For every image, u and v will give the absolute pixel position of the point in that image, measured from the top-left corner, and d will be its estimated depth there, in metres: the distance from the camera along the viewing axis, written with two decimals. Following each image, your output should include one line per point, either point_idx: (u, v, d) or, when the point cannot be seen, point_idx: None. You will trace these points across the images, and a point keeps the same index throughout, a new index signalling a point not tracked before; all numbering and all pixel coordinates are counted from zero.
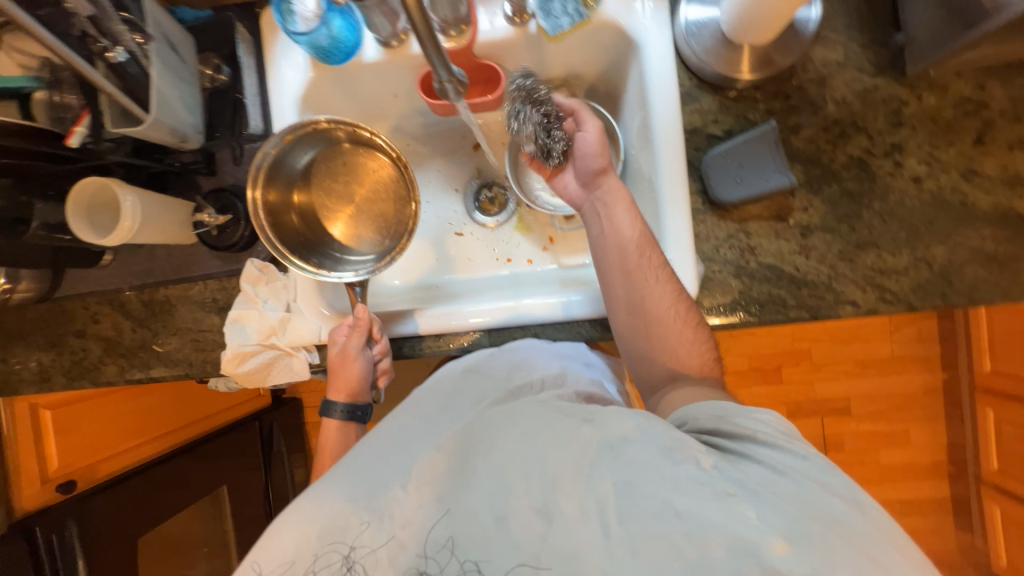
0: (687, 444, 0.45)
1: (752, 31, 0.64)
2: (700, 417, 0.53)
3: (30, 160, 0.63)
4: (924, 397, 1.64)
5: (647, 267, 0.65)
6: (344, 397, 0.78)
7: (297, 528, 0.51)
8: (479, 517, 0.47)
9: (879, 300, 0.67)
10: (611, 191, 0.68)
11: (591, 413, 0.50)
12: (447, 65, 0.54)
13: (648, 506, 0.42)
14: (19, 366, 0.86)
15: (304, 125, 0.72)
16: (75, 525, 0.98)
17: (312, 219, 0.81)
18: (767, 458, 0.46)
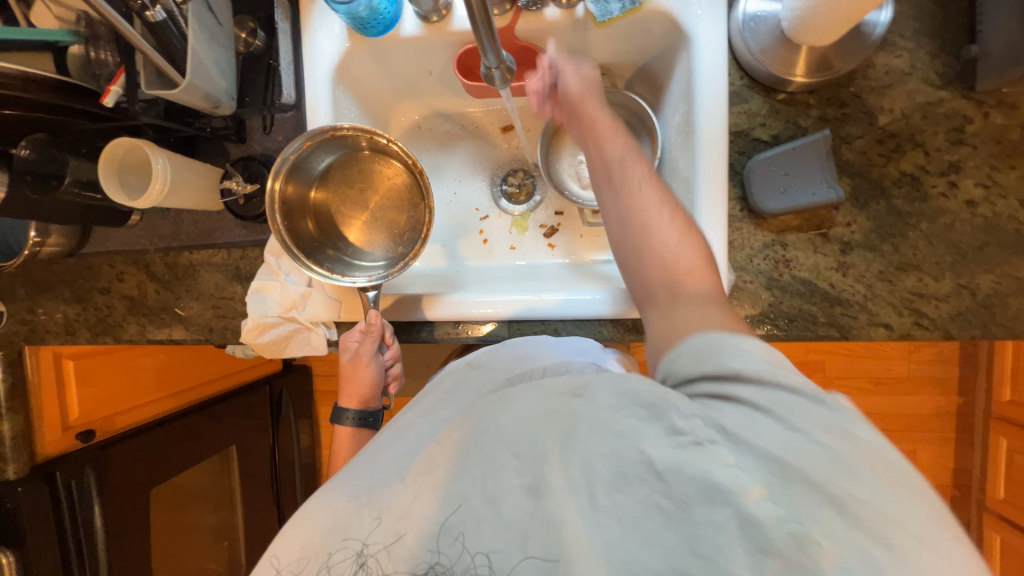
0: (659, 393, 0.40)
1: (816, 32, 0.60)
2: (685, 352, 0.44)
3: (63, 115, 0.63)
4: (935, 420, 1.61)
5: (665, 216, 0.58)
6: (355, 404, 0.81)
7: (305, 524, 0.49)
8: (471, 499, 0.43)
9: (914, 324, 0.65)
10: (628, 165, 0.62)
11: (580, 386, 0.45)
12: (497, 50, 0.51)
13: (631, 472, 0.39)
14: (46, 318, 0.88)
15: (323, 132, 0.71)
16: (92, 472, 1.02)
17: (328, 223, 0.79)
18: (749, 396, 0.39)
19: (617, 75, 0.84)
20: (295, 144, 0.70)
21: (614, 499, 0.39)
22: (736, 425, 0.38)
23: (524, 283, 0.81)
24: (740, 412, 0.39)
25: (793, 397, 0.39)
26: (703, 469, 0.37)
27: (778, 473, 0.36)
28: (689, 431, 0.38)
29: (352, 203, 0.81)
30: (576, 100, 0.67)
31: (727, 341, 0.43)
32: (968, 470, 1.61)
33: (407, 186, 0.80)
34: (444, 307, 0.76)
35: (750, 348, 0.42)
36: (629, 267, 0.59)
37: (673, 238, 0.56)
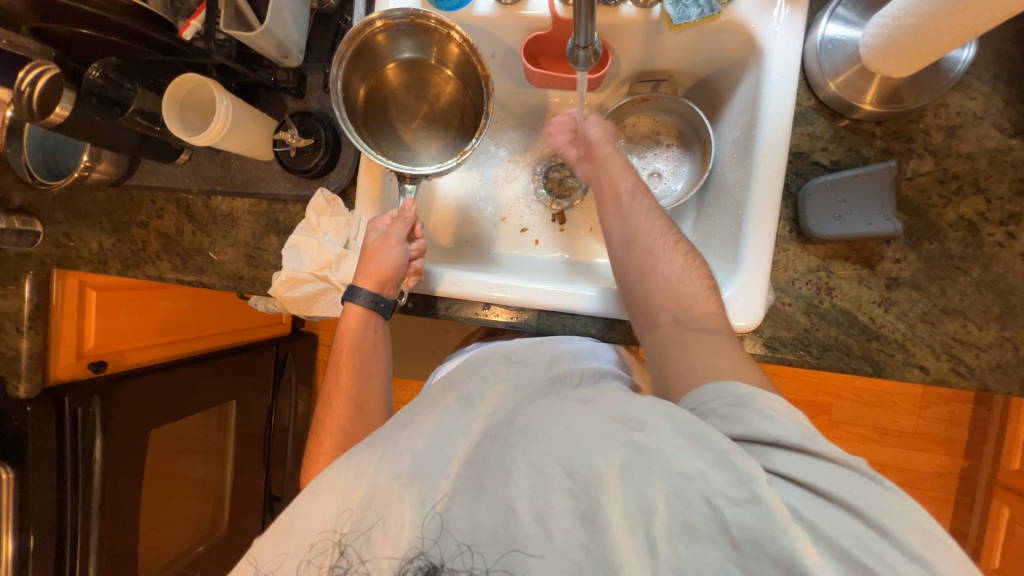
0: (726, 450, 0.41)
1: (893, 63, 0.59)
2: (713, 401, 0.49)
3: (133, 42, 0.64)
4: (937, 479, 1.58)
5: (672, 248, 0.66)
6: (372, 283, 0.73)
7: (337, 495, 0.52)
8: (519, 513, 0.45)
9: (951, 370, 0.64)
10: (636, 204, 0.71)
11: (639, 420, 0.46)
12: (591, 31, 0.51)
13: (702, 528, 0.40)
14: (79, 244, 0.89)
15: (405, 16, 0.69)
16: (99, 403, 1.02)
17: (381, 107, 0.78)
18: (803, 472, 0.41)
19: (678, 84, 0.84)
20: (390, 14, 0.68)
21: (676, 549, 0.40)
22: (804, 509, 0.40)
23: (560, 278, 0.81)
24: (801, 492, 0.40)
25: (846, 473, 0.41)
26: (788, 544, 0.37)
27: (859, 574, 0.37)
28: (771, 504, 0.38)
29: (405, 104, 0.79)
30: (597, 149, 0.77)
31: (754, 395, 0.48)
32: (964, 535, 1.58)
33: (469, 102, 0.78)
34: (461, 284, 0.76)
35: (778, 410, 0.46)
36: (633, 286, 0.67)
37: (677, 265, 0.65)
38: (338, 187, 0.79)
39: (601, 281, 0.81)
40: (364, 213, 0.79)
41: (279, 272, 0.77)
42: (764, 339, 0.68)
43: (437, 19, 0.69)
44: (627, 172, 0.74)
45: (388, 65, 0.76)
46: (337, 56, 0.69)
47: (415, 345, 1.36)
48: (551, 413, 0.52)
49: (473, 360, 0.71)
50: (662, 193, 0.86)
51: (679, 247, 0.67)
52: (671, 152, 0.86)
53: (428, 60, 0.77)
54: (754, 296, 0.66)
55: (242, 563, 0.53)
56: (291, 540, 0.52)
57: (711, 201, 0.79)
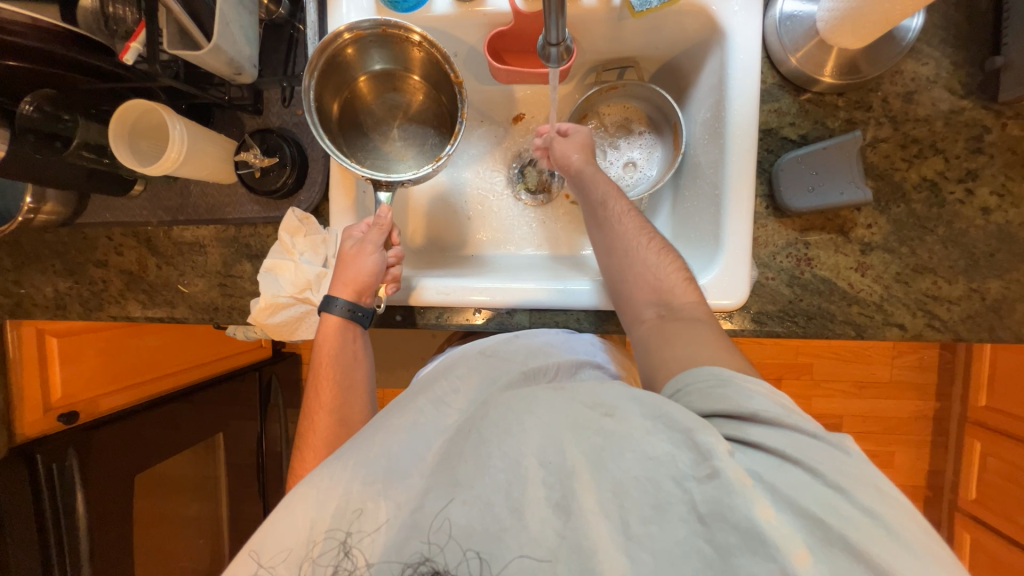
0: (690, 427, 0.43)
1: (848, 35, 0.61)
2: (698, 381, 0.51)
3: (68, 71, 0.59)
4: (914, 423, 1.67)
5: (649, 250, 0.67)
6: (349, 292, 0.70)
7: (310, 507, 0.50)
8: (494, 506, 0.44)
9: (927, 325, 0.67)
10: (613, 210, 0.71)
11: (609, 406, 0.47)
12: (562, 27, 0.50)
13: (672, 508, 0.41)
14: (32, 290, 0.83)
15: (374, 26, 0.66)
16: (75, 455, 0.96)
17: (354, 119, 0.76)
18: (773, 440, 0.43)
19: (644, 69, 0.84)
20: (358, 25, 0.65)
21: (649, 530, 0.41)
22: (768, 472, 0.41)
23: (542, 273, 0.81)
24: (768, 458, 0.43)
25: (813, 442, 0.44)
26: (746, 511, 0.39)
27: (815, 528, 0.39)
28: (730, 476, 0.40)
29: (379, 114, 0.78)
30: (569, 161, 0.76)
31: (738, 378, 0.49)
32: (941, 472, 1.68)
33: (443, 110, 0.77)
34: (444, 291, 0.74)
35: (759, 391, 0.48)
36: (617, 289, 0.68)
37: (654, 263, 0.66)
38: (310, 205, 0.76)
39: (584, 272, 0.81)
40: (340, 227, 0.76)
41: (257, 299, 0.74)
42: (751, 314, 0.70)
43: (407, 28, 0.67)
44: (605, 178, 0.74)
45: (359, 74, 0.74)
46: (307, 69, 0.65)
47: (405, 354, 1.33)
48: (520, 399, 0.51)
49: (448, 361, 0.70)
50: (639, 180, 0.87)
51: (657, 247, 0.67)
52: (643, 138, 0.87)
53: (400, 68, 0.75)
54: (739, 273, 0.68)
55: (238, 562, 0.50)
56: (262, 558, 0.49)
57: (686, 183, 0.80)
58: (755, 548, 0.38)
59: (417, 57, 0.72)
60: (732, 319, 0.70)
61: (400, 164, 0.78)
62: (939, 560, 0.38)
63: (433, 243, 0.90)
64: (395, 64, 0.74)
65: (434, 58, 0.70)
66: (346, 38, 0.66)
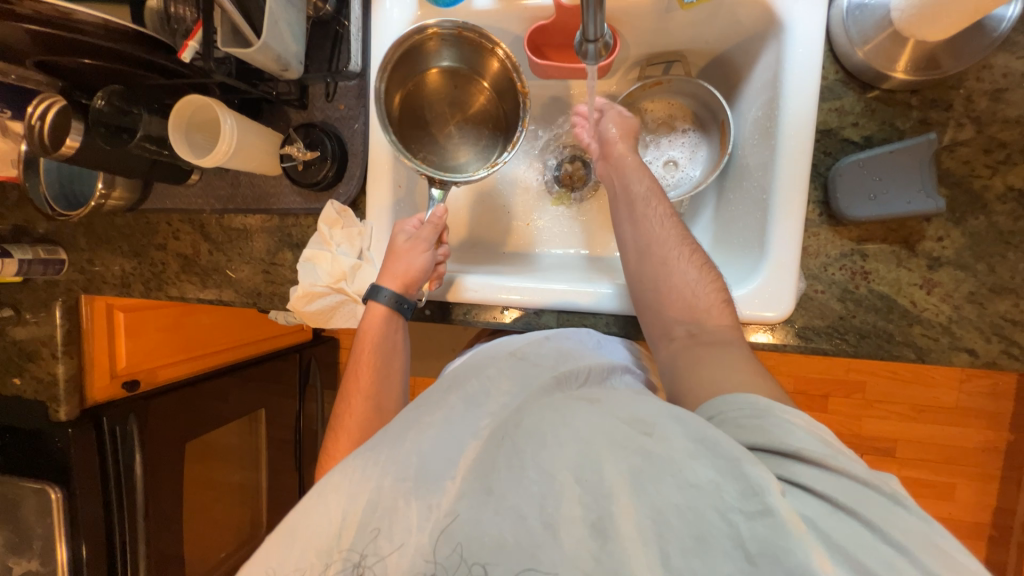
0: (739, 459, 0.42)
1: (928, 26, 0.55)
2: (732, 412, 0.49)
3: (132, 66, 0.63)
4: (981, 454, 1.52)
5: (686, 260, 0.65)
6: (397, 283, 0.72)
7: (343, 499, 0.51)
8: (527, 520, 0.44)
9: (1003, 353, 0.60)
10: (653, 209, 0.68)
11: (648, 424, 0.48)
12: (599, 24, 0.49)
13: (718, 542, 0.40)
14: (103, 269, 0.91)
15: (453, 28, 0.70)
16: (135, 420, 1.05)
17: (410, 112, 0.76)
18: (825, 486, 0.42)
19: (691, 63, 0.80)
20: (440, 25, 0.69)
21: (691, 563, 0.39)
22: (821, 519, 0.40)
23: (574, 274, 0.79)
24: (820, 505, 0.41)
25: (871, 495, 0.42)
26: (803, 558, 0.37)
27: None
28: (784, 516, 0.39)
29: (435, 110, 0.78)
30: (612, 148, 0.74)
31: (774, 410, 0.47)
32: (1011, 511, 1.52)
33: (500, 115, 0.77)
34: (480, 289, 0.74)
35: (799, 424, 0.46)
36: (646, 297, 0.65)
37: (692, 278, 0.64)
38: (348, 198, 0.78)
39: (614, 276, 0.79)
40: (375, 221, 0.78)
41: (295, 287, 0.77)
42: (794, 328, 0.65)
43: (486, 36, 0.70)
44: (646, 173, 0.71)
45: (425, 72, 0.76)
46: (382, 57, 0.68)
47: (435, 345, 1.36)
48: (557, 412, 0.51)
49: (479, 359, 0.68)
50: (680, 181, 0.83)
51: (695, 260, 0.65)
52: (687, 137, 0.83)
53: (466, 70, 0.76)
54: (785, 284, 0.63)
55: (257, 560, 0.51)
56: (291, 544, 0.50)
57: (731, 186, 0.75)
58: None
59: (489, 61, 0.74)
60: (774, 332, 0.66)
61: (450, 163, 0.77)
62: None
63: (477, 240, 0.90)
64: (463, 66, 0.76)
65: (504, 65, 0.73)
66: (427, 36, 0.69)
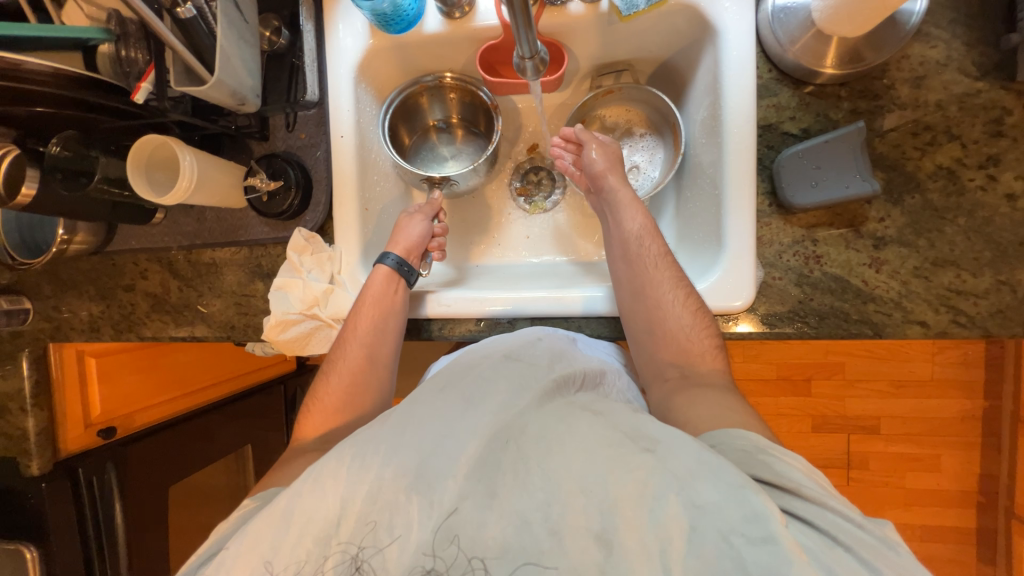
0: (745, 486, 0.44)
1: (846, 24, 0.60)
2: (736, 444, 0.51)
3: (92, 113, 0.64)
4: (960, 423, 1.56)
5: (681, 302, 0.66)
6: (400, 248, 0.77)
7: (342, 489, 0.50)
8: (533, 527, 0.47)
9: (952, 322, 0.63)
10: (646, 250, 0.69)
11: (653, 442, 0.49)
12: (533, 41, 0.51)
13: (718, 562, 0.41)
14: (70, 315, 0.89)
15: (437, 79, 0.82)
16: (113, 469, 1.02)
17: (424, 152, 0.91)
18: (821, 520, 0.44)
19: (639, 71, 0.83)
20: (425, 79, 0.82)
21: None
22: (823, 552, 0.41)
23: (548, 281, 0.81)
24: (817, 537, 0.43)
25: (865, 535, 0.43)
26: None
27: None
28: (786, 545, 0.40)
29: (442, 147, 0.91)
30: (599, 182, 0.75)
31: (778, 452, 0.50)
32: (995, 475, 1.56)
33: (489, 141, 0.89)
34: (455, 303, 0.76)
35: (797, 467, 0.49)
36: (640, 335, 0.68)
37: (687, 322, 0.65)
38: (315, 224, 0.78)
39: (596, 279, 0.81)
40: (344, 246, 0.78)
41: (269, 317, 0.77)
42: (757, 316, 0.68)
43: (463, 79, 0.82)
44: (638, 211, 0.72)
45: (420, 125, 0.89)
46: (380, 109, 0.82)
47: (418, 362, 1.35)
48: (558, 424, 0.53)
49: (471, 354, 0.66)
50: (642, 183, 0.85)
51: (686, 301, 0.66)
52: (645, 142, 0.86)
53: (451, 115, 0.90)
54: (744, 275, 0.66)
55: (250, 553, 0.49)
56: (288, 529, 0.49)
57: (688, 184, 0.78)
58: None
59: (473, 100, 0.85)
60: (739, 321, 0.68)
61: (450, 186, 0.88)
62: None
63: (466, 251, 0.92)
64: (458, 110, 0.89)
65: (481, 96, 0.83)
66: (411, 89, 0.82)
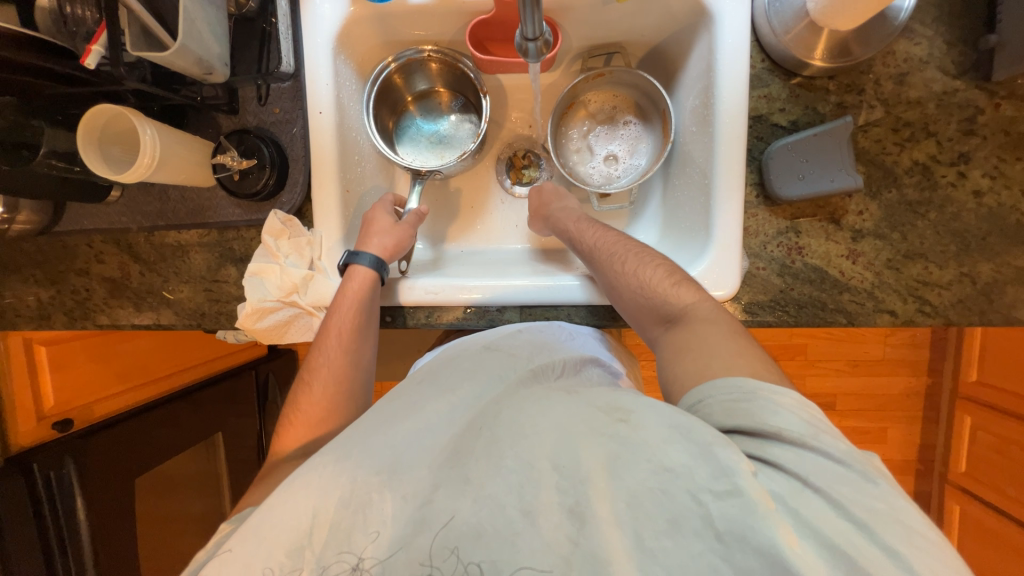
0: (711, 442, 0.44)
1: (837, 18, 0.59)
2: (719, 395, 0.51)
3: (36, 78, 0.57)
4: (906, 399, 1.69)
5: (655, 276, 0.65)
6: (380, 250, 0.72)
7: (313, 496, 0.49)
8: (507, 508, 0.46)
9: (917, 311, 0.67)
10: (607, 246, 0.71)
11: (626, 413, 0.50)
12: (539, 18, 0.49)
13: (688, 523, 0.42)
14: (14, 301, 0.81)
15: (417, 52, 0.78)
16: (71, 462, 0.95)
17: (405, 128, 0.87)
18: (798, 465, 0.44)
19: (630, 54, 0.82)
20: (404, 54, 0.78)
21: (664, 544, 0.42)
22: (790, 495, 0.42)
23: (528, 268, 0.80)
24: (788, 481, 0.43)
25: (843, 472, 0.44)
26: (768, 532, 0.40)
27: (832, 554, 0.40)
28: (751, 496, 0.41)
29: (424, 121, 0.88)
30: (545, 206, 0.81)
31: (762, 390, 0.49)
32: (932, 446, 1.71)
33: (475, 118, 0.86)
34: (437, 290, 0.74)
35: (784, 404, 0.48)
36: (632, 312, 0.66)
37: (667, 291, 0.63)
38: (293, 206, 0.74)
39: (570, 267, 0.81)
40: (324, 229, 0.74)
41: (244, 304, 0.73)
42: (741, 305, 0.69)
43: (447, 53, 0.78)
44: (587, 221, 0.76)
45: (401, 101, 0.86)
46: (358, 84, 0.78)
47: (398, 347, 1.32)
48: (535, 401, 0.54)
49: (448, 355, 0.69)
50: (629, 170, 0.85)
51: (671, 281, 0.64)
52: (628, 131, 0.85)
53: (438, 89, 0.87)
54: (729, 264, 0.67)
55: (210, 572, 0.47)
56: (256, 543, 0.48)
57: (675, 174, 0.79)
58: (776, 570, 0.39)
59: (458, 73, 0.82)
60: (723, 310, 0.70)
61: (433, 165, 0.86)
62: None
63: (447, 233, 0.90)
64: (440, 81, 0.85)
65: (466, 71, 0.80)
66: (392, 64, 0.78)
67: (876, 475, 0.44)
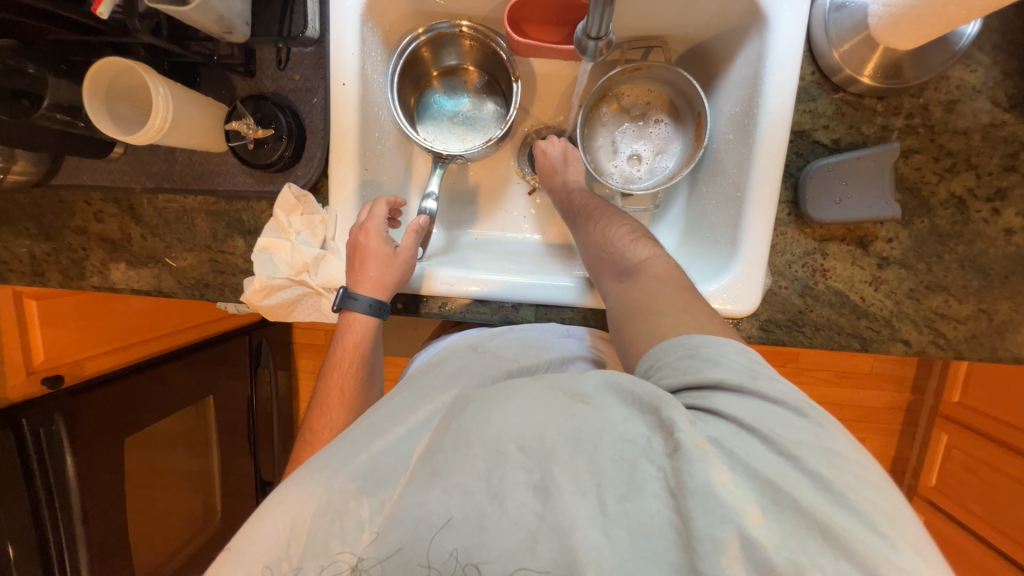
0: (657, 403, 0.41)
1: (901, 36, 0.56)
2: (667, 356, 0.48)
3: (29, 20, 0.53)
4: (888, 413, 1.73)
5: (618, 234, 0.66)
6: (376, 286, 0.68)
7: (291, 507, 0.48)
8: (474, 493, 0.43)
9: (931, 342, 0.67)
10: (583, 208, 0.73)
11: (584, 392, 0.46)
12: (604, 19, 0.50)
13: (646, 485, 0.39)
14: (6, 254, 0.77)
15: (452, 26, 0.74)
16: (62, 420, 0.91)
17: (426, 104, 0.83)
18: (737, 410, 0.41)
19: (671, 50, 0.79)
20: (437, 25, 0.73)
21: (625, 507, 0.40)
22: (728, 439, 0.39)
23: (531, 264, 0.78)
24: (731, 427, 0.40)
25: (775, 409, 0.41)
26: (704, 477, 0.37)
27: (772, 494, 0.37)
28: (691, 444, 0.38)
29: (447, 99, 0.83)
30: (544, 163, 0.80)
31: (705, 344, 0.46)
32: (905, 459, 1.77)
33: (501, 103, 0.83)
34: (455, 283, 0.71)
35: (727, 352, 0.45)
36: (597, 265, 0.67)
37: (625, 245, 0.65)
38: (307, 180, 0.71)
39: (571, 264, 0.79)
40: (339, 208, 0.71)
41: (251, 280, 0.71)
42: (758, 320, 0.69)
43: (481, 30, 0.74)
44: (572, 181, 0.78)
45: (426, 76, 0.81)
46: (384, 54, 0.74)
47: None
48: (500, 390, 0.49)
49: (443, 357, 0.70)
50: (653, 172, 0.82)
51: (631, 237, 0.66)
52: (658, 132, 0.82)
53: (467, 67, 0.82)
54: (751, 283, 0.66)
55: None
56: (242, 559, 0.48)
57: (703, 182, 0.77)
58: (721, 522, 0.36)
59: (490, 53, 0.78)
60: (740, 325, 0.69)
61: (454, 146, 0.82)
62: (896, 527, 0.36)
63: (462, 219, 0.87)
64: (469, 59, 0.81)
65: (500, 53, 0.76)
66: (422, 35, 0.74)
67: (836, 427, 0.42)
